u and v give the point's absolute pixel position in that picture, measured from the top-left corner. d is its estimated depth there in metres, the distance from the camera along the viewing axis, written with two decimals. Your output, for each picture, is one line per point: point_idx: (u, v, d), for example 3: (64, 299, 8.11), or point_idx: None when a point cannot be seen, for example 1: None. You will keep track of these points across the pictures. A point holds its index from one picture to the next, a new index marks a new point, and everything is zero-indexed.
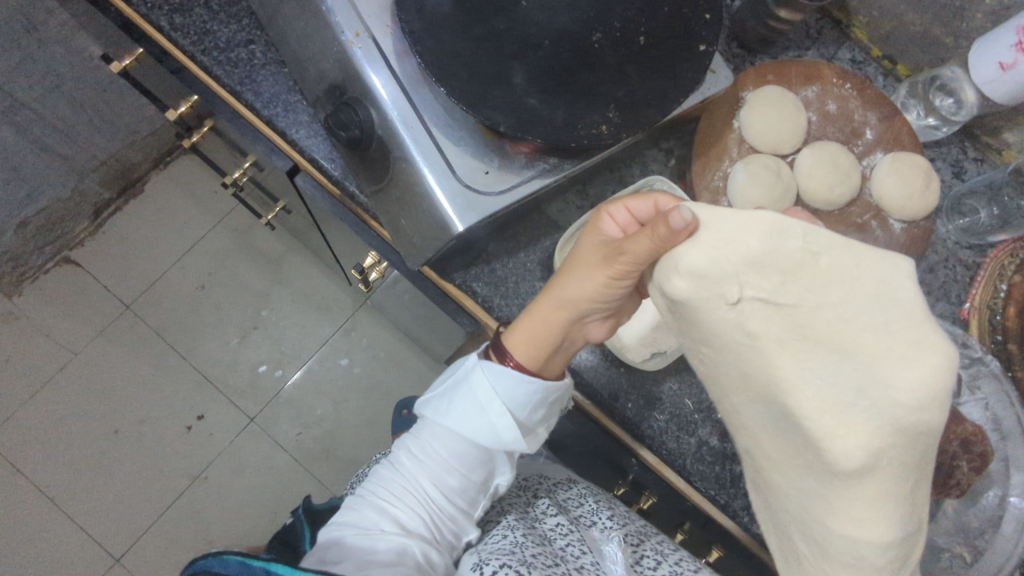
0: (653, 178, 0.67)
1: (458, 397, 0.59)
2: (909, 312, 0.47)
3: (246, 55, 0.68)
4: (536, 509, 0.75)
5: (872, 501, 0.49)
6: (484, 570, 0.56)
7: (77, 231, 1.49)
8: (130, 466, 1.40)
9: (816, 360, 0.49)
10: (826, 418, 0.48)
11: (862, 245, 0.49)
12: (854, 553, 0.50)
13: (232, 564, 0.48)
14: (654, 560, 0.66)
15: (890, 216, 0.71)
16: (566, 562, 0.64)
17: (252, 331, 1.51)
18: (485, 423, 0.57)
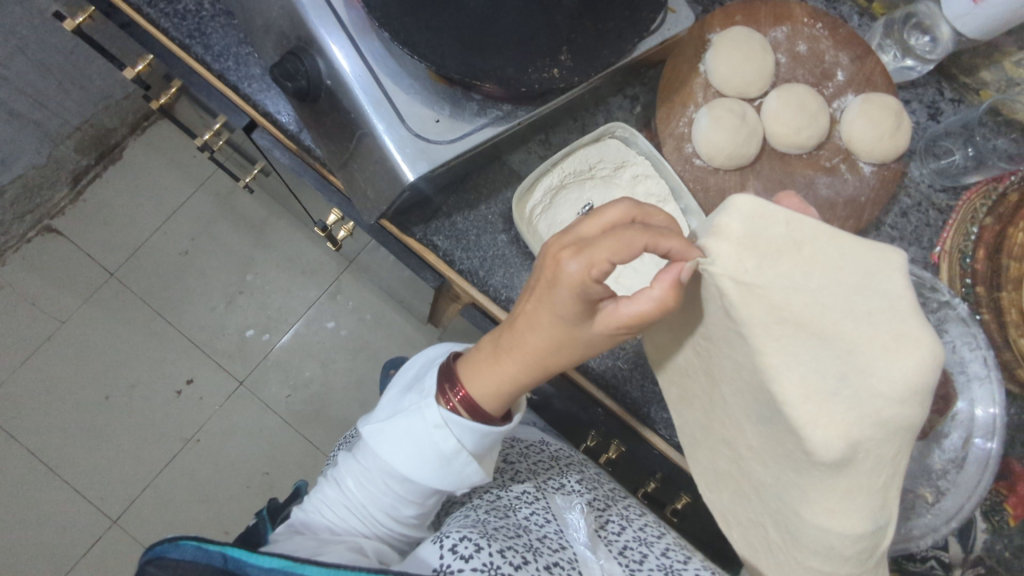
0: (614, 125, 0.65)
1: (416, 443, 0.58)
2: (894, 305, 0.48)
3: (193, 7, 0.66)
4: (504, 476, 0.76)
5: (844, 495, 0.50)
6: (445, 542, 0.59)
7: (58, 200, 1.47)
8: (122, 431, 1.42)
9: (797, 346, 0.48)
10: (808, 405, 0.47)
11: (845, 234, 0.49)
12: (825, 542, 0.51)
13: (188, 548, 0.48)
14: (618, 525, 0.70)
15: (859, 159, 0.70)
16: (529, 532, 0.66)
17: (238, 296, 1.51)
18: (448, 470, 0.59)
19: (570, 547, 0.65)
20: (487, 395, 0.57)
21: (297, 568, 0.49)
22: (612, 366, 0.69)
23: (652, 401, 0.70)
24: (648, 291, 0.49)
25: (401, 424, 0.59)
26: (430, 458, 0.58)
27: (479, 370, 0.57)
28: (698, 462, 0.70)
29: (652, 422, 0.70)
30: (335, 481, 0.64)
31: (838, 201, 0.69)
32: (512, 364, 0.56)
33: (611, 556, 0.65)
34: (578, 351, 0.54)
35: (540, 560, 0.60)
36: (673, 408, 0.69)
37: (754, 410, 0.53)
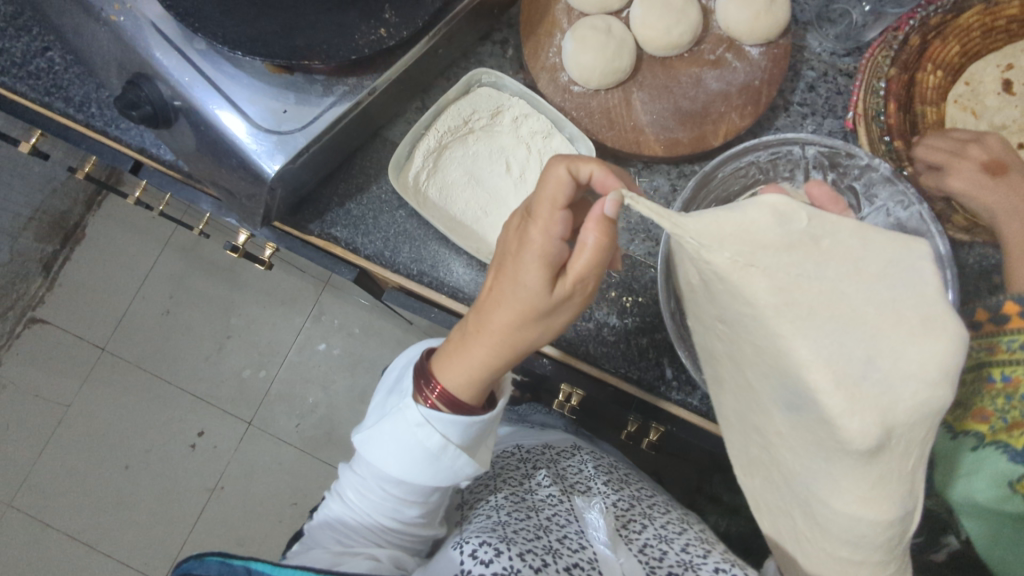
0: (478, 73, 0.65)
1: (403, 441, 0.50)
2: (921, 290, 0.45)
3: (46, 65, 0.66)
4: (529, 480, 0.67)
5: (876, 483, 0.45)
6: (464, 548, 0.51)
7: (34, 289, 1.47)
8: (150, 497, 1.41)
9: (818, 329, 0.43)
10: (840, 395, 0.42)
11: (865, 227, 0.46)
12: (856, 531, 0.46)
13: (212, 563, 0.44)
14: (639, 523, 0.59)
15: (744, 44, 0.66)
16: (547, 533, 0.55)
17: (227, 340, 1.48)
18: (440, 467, 0.51)
19: (591, 546, 0.54)
20: (465, 386, 0.50)
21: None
22: None
23: (589, 339, 0.66)
24: (583, 241, 0.46)
25: (384, 425, 0.52)
26: (418, 454, 0.50)
27: (448, 366, 0.51)
28: (649, 388, 0.66)
29: (595, 359, 0.66)
30: (337, 493, 0.56)
31: (732, 90, 0.66)
32: (483, 347, 0.49)
33: (634, 553, 0.53)
34: (548, 325, 0.49)
35: (560, 560, 0.50)
36: (611, 341, 0.66)
37: (779, 395, 0.46)
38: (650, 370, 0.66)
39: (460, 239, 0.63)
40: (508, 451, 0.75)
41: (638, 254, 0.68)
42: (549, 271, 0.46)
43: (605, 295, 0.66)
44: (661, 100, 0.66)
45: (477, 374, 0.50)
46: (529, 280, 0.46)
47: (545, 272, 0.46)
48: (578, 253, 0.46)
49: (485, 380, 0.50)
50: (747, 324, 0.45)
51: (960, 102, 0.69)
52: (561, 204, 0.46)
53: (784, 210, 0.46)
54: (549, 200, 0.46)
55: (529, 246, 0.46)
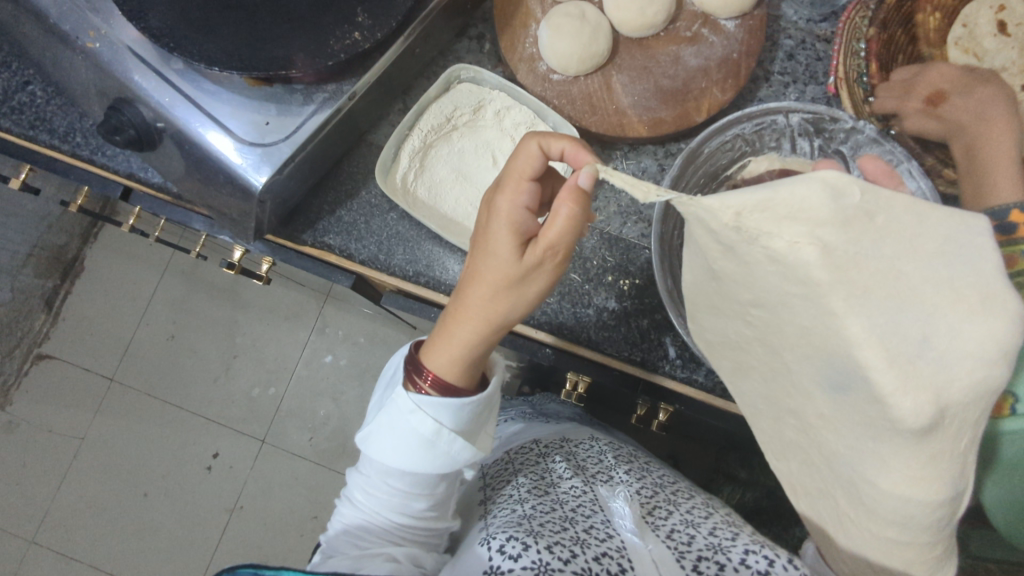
0: (457, 69, 0.65)
1: (400, 431, 0.51)
2: (974, 269, 0.42)
3: (28, 98, 0.66)
4: (550, 473, 0.65)
5: (928, 462, 0.42)
6: (491, 545, 0.51)
7: (38, 326, 1.47)
8: (170, 522, 1.42)
9: (870, 307, 0.40)
10: (891, 371, 0.40)
11: (919, 202, 0.43)
12: (904, 512, 0.44)
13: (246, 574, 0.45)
14: (666, 509, 0.56)
15: (718, 18, 0.66)
16: (574, 525, 0.54)
17: (234, 360, 1.48)
18: (438, 454, 0.51)
19: (618, 535, 0.52)
20: (449, 366, 0.50)
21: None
22: (539, 305, 0.66)
23: (589, 325, 0.66)
24: (556, 211, 0.45)
25: (382, 420, 0.52)
26: (416, 442, 0.50)
27: (434, 350, 0.51)
28: (655, 370, 0.65)
29: (597, 345, 0.66)
30: (347, 500, 0.54)
31: (711, 65, 0.66)
32: (462, 325, 0.49)
33: (661, 539, 0.51)
34: (524, 300, 0.48)
35: (588, 551, 0.49)
36: (612, 324, 0.66)
37: (823, 376, 0.45)
38: (655, 350, 0.65)
39: (453, 237, 0.63)
40: (525, 445, 0.72)
41: (631, 236, 0.67)
42: (519, 240, 0.47)
43: (603, 280, 0.66)
44: (641, 81, 0.66)
45: (459, 353, 0.50)
46: (501, 249, 0.47)
47: (514, 240, 0.47)
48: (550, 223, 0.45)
49: (468, 361, 0.51)
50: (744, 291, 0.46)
51: (958, 46, 0.68)
52: (528, 175, 0.48)
53: (839, 185, 0.41)
54: (516, 174, 0.48)
55: (498, 215, 0.47)
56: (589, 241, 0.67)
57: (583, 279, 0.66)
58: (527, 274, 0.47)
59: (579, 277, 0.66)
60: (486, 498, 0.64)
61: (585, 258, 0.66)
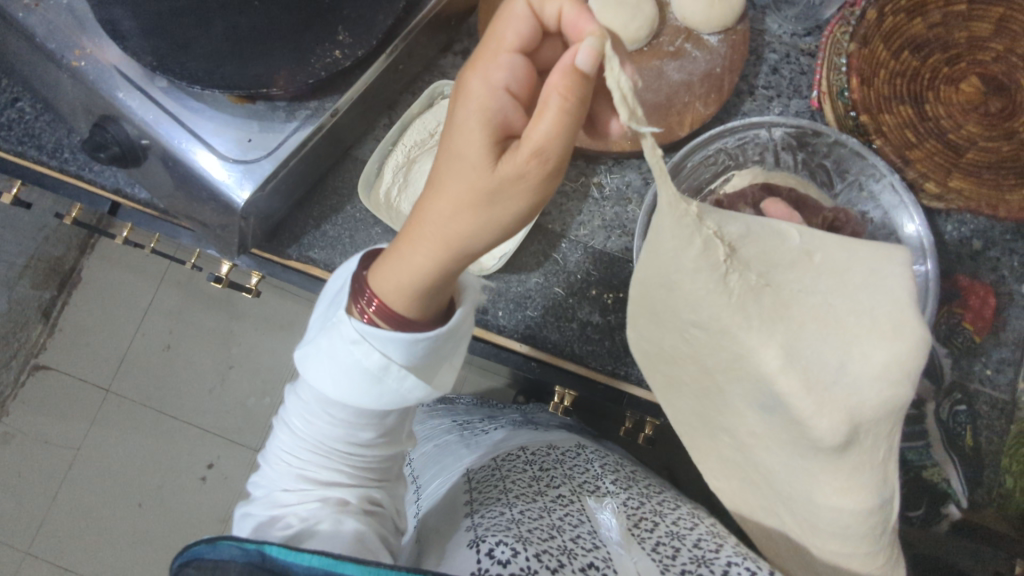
0: (440, 85, 0.65)
1: (342, 360, 0.45)
2: (896, 298, 0.44)
3: (16, 114, 0.67)
4: (538, 481, 0.65)
5: (851, 474, 0.44)
6: (481, 547, 0.51)
7: (35, 336, 1.48)
8: (165, 532, 1.41)
9: (802, 337, 0.43)
10: (808, 396, 0.42)
11: (849, 239, 0.47)
12: (837, 522, 0.44)
13: (225, 548, 0.40)
14: (652, 521, 0.55)
15: (701, 33, 0.67)
16: (562, 533, 0.53)
17: (229, 370, 1.48)
18: (386, 390, 0.45)
19: (604, 545, 0.52)
20: (401, 293, 0.43)
21: (341, 567, 0.38)
22: (522, 318, 0.66)
23: (574, 339, 0.65)
24: (543, 101, 0.36)
25: (321, 343, 0.46)
26: (358, 376, 0.45)
27: (385, 273, 0.43)
28: (639, 383, 0.65)
29: (581, 358, 0.65)
30: (286, 423, 0.51)
31: (694, 79, 0.66)
32: (420, 241, 0.41)
33: (648, 552, 0.51)
34: (495, 217, 0.40)
35: (575, 561, 0.49)
36: (596, 338, 0.65)
37: (755, 398, 0.45)
38: (638, 364, 0.65)
39: None
40: (512, 451, 0.72)
41: (615, 250, 0.67)
42: (492, 135, 0.39)
43: (586, 293, 0.66)
44: None
45: (413, 277, 0.42)
46: (467, 144, 0.39)
47: (485, 131, 0.39)
48: (535, 117, 0.37)
49: (425, 289, 0.42)
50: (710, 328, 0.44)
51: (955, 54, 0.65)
52: (510, 48, 0.40)
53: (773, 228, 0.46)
54: (495, 48, 0.41)
55: (469, 100, 0.39)
56: (572, 254, 0.67)
57: (566, 292, 0.66)
58: (500, 180, 0.38)
59: (562, 289, 0.66)
60: (470, 495, 0.63)
61: (568, 271, 0.66)
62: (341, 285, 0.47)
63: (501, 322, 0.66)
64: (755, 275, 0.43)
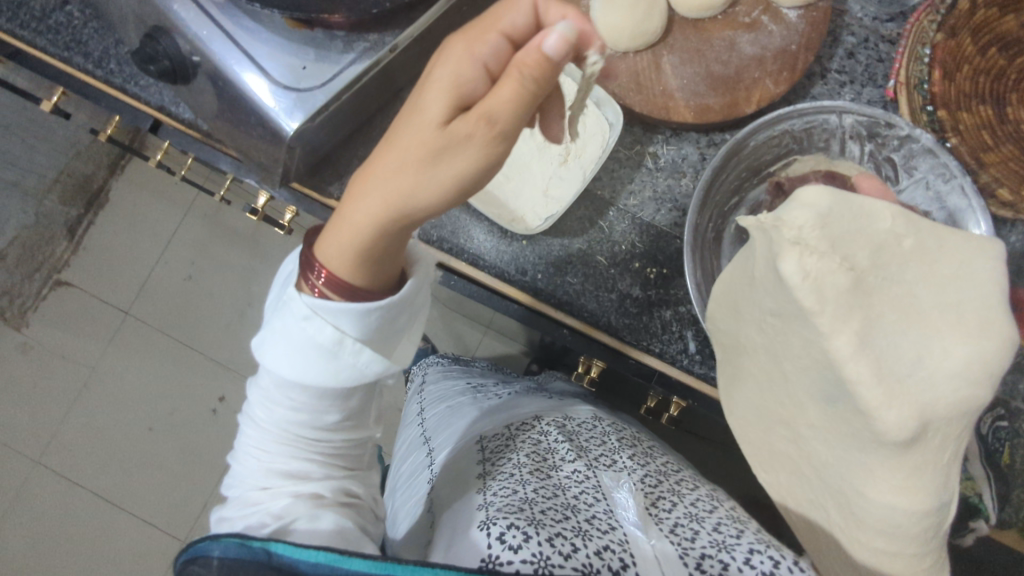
0: None
1: (297, 337, 0.45)
2: (985, 297, 0.43)
3: (65, 19, 0.65)
4: (549, 455, 0.62)
5: (914, 473, 0.43)
6: (489, 530, 0.48)
7: (59, 253, 1.47)
8: (173, 457, 1.44)
9: (881, 329, 0.43)
10: (878, 386, 0.42)
11: (944, 228, 0.46)
12: (889, 521, 0.43)
13: (229, 544, 0.39)
14: (671, 503, 0.53)
15: (780, 6, 0.63)
16: (576, 513, 0.51)
17: (248, 308, 1.49)
18: (342, 364, 0.46)
19: (620, 527, 0.49)
20: (344, 249, 0.44)
21: (348, 562, 0.38)
22: (561, 282, 0.64)
23: (610, 310, 0.64)
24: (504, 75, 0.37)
25: (278, 328, 0.46)
26: (314, 352, 0.45)
27: (336, 230, 0.44)
28: (672, 361, 0.64)
29: (616, 331, 0.64)
30: (250, 419, 0.50)
31: (766, 55, 0.63)
32: (366, 196, 0.42)
33: (665, 534, 0.48)
34: (440, 182, 0.40)
35: (590, 544, 0.46)
36: (634, 312, 0.64)
37: (821, 388, 0.46)
38: (673, 342, 0.64)
39: (481, 205, 0.62)
40: (526, 420, 0.70)
41: (663, 224, 0.65)
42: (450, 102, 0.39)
43: (628, 266, 0.64)
44: (691, 64, 0.63)
45: (353, 232, 0.43)
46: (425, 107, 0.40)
47: (445, 94, 0.39)
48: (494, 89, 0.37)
49: (363, 246, 0.43)
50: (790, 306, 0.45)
51: None
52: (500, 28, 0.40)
53: (867, 208, 0.45)
54: (480, 21, 0.41)
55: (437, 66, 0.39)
56: (620, 224, 0.65)
57: (609, 262, 0.65)
58: (450, 145, 0.39)
59: (605, 260, 0.65)
60: (483, 469, 0.61)
61: (612, 241, 0.65)
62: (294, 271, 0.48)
63: (539, 286, 0.64)
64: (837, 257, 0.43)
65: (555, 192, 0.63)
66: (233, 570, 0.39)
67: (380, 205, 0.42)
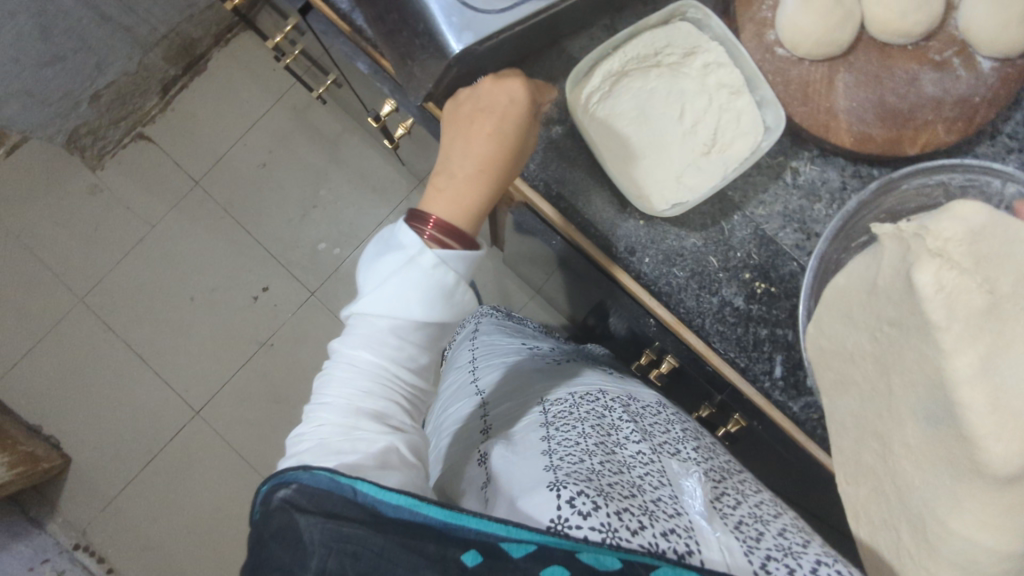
0: (686, 5, 0.61)
1: (418, 283, 0.47)
2: None
3: None
4: (616, 430, 0.63)
5: (1008, 511, 0.42)
6: (560, 493, 0.50)
7: (148, 107, 1.49)
8: (205, 332, 1.43)
9: (1009, 360, 0.40)
10: (990, 416, 0.41)
11: None
12: (965, 553, 0.44)
13: (324, 478, 0.43)
14: (734, 500, 0.56)
15: (976, 53, 0.58)
16: (641, 493, 0.53)
17: (312, 209, 1.47)
18: (451, 308, 0.49)
19: (687, 514, 0.52)
20: (465, 212, 0.50)
21: (424, 509, 0.42)
22: (666, 273, 0.63)
23: (708, 313, 0.63)
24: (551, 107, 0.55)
25: (393, 278, 0.47)
26: (431, 295, 0.47)
27: (453, 196, 0.50)
28: (754, 380, 0.63)
29: (706, 335, 0.63)
30: (340, 366, 0.49)
31: (947, 100, 0.59)
32: (482, 175, 0.51)
33: (730, 529, 0.51)
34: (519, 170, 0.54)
35: (657, 524, 0.49)
36: (731, 321, 0.63)
37: (924, 407, 0.46)
38: (761, 362, 0.62)
39: (615, 175, 0.60)
40: (591, 392, 0.71)
41: (786, 243, 0.63)
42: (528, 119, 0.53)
43: (738, 274, 0.63)
44: (867, 88, 0.59)
45: (474, 199, 0.50)
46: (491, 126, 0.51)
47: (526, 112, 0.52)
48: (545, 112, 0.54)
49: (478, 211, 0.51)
50: (915, 320, 0.44)
51: None
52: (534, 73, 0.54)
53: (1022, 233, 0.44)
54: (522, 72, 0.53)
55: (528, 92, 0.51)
56: (741, 231, 0.63)
57: (720, 266, 0.63)
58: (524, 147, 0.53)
59: (716, 262, 0.63)
60: (547, 431, 0.62)
61: (729, 244, 0.63)
62: (402, 231, 0.48)
63: (643, 269, 0.63)
64: (981, 283, 0.42)
65: (689, 180, 0.60)
66: (322, 503, 0.42)
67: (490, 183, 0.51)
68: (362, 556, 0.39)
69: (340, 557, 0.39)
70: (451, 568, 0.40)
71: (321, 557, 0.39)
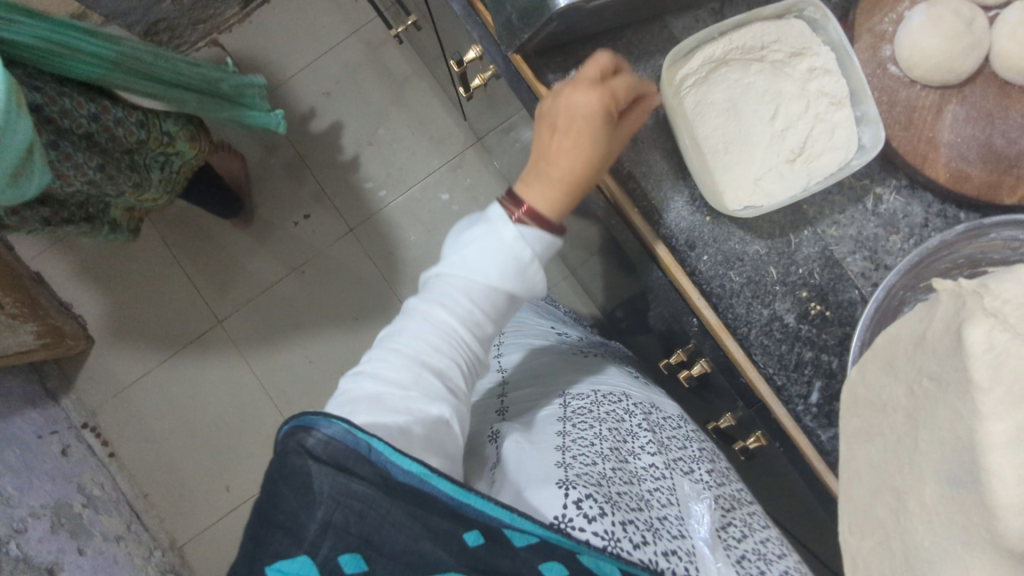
0: (802, 4, 0.58)
1: (496, 253, 0.52)
2: None
3: None
4: (632, 438, 0.62)
5: None
6: (568, 493, 0.50)
7: (228, 16, 1.48)
8: (241, 246, 1.45)
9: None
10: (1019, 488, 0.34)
11: None
12: None
13: (338, 428, 0.43)
14: (740, 531, 0.57)
15: None
16: (649, 508, 0.53)
17: (367, 146, 1.47)
18: (518, 278, 0.53)
19: (690, 537, 0.53)
20: (545, 201, 0.53)
21: (435, 480, 0.43)
22: (721, 275, 0.61)
23: (755, 324, 0.60)
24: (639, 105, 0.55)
25: (475, 245, 0.52)
26: (506, 263, 0.52)
27: (539, 186, 0.54)
28: (786, 402, 0.60)
29: (747, 345, 0.61)
30: (412, 319, 0.52)
31: None
32: (561, 172, 0.54)
33: (731, 562, 0.52)
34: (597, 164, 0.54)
35: (659, 542, 0.50)
36: (777, 337, 0.60)
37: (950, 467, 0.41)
38: (798, 385, 0.60)
39: (693, 163, 0.58)
40: (614, 393, 0.70)
41: (851, 269, 0.60)
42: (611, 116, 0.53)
43: (796, 291, 0.60)
44: (975, 125, 0.56)
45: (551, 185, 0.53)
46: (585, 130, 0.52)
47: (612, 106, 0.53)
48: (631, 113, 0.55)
49: (556, 193, 0.53)
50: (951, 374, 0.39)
51: None
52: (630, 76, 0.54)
53: None
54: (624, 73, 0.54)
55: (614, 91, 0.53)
56: (807, 249, 0.60)
57: (778, 279, 0.60)
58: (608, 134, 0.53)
59: (775, 274, 0.60)
60: (564, 427, 0.62)
61: (793, 261, 0.60)
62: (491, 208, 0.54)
63: (698, 266, 0.61)
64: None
65: (767, 183, 0.58)
66: (337, 451, 0.42)
67: (566, 175, 0.53)
68: (367, 516, 0.40)
69: (346, 513, 0.39)
70: (453, 544, 0.41)
71: (327, 509, 0.39)
